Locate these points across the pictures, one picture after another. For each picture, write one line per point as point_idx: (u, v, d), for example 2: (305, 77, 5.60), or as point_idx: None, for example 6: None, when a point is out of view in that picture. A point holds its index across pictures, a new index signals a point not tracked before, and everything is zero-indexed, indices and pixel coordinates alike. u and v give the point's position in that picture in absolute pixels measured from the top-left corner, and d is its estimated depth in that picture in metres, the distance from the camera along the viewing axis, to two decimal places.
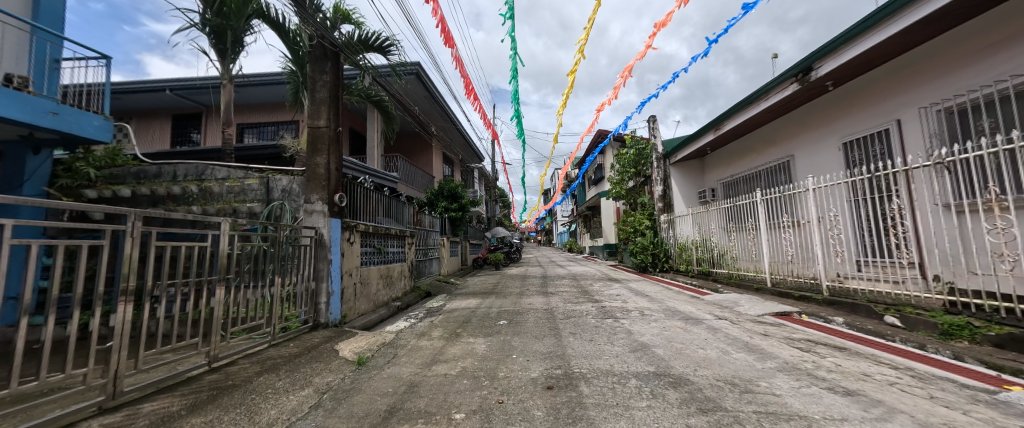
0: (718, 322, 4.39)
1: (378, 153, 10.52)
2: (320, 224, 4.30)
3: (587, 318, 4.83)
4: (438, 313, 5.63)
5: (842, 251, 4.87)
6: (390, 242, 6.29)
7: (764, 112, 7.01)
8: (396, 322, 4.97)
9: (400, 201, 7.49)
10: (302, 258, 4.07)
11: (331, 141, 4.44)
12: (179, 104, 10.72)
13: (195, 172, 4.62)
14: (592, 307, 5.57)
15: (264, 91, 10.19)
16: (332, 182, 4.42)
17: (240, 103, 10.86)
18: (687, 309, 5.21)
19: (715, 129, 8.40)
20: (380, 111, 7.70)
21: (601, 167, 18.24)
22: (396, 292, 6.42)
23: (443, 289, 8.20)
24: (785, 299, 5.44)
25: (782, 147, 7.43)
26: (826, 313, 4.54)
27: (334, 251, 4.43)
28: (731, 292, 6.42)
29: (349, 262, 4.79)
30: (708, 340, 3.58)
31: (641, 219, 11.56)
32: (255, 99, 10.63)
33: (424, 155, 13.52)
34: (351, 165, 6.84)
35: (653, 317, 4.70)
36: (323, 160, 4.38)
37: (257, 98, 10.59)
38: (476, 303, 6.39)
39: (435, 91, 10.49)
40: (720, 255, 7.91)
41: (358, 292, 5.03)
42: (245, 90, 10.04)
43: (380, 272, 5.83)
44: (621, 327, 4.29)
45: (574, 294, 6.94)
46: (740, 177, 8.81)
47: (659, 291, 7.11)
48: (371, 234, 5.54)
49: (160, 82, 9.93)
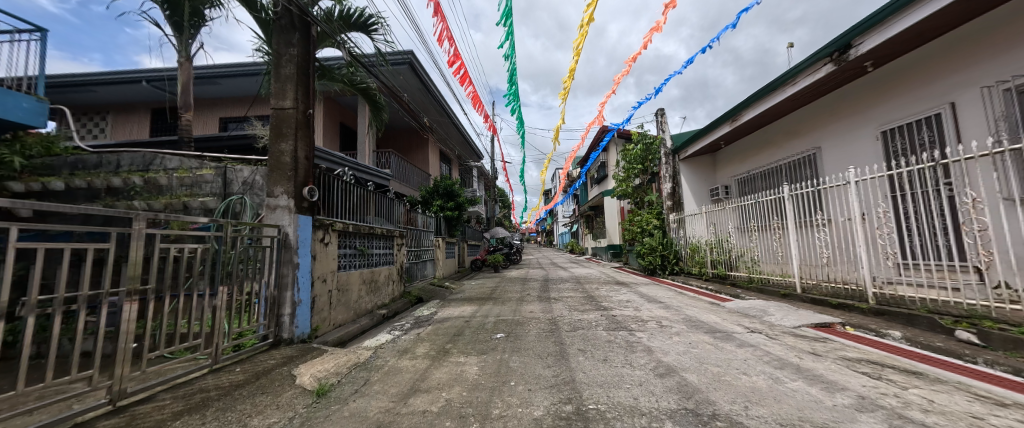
0: (752, 337, 3.73)
1: (368, 148, 9.89)
2: (285, 222, 3.65)
3: (597, 331, 4.18)
4: (427, 323, 4.96)
5: (892, 253, 4.21)
6: (374, 243, 5.63)
7: (790, 99, 6.33)
8: (378, 336, 4.31)
9: (389, 198, 6.85)
10: (263, 262, 3.42)
11: (299, 124, 3.80)
12: (157, 97, 10.10)
13: (141, 163, 3.97)
14: (601, 316, 4.92)
15: (246, 82, 9.54)
16: (300, 172, 3.78)
17: (223, 96, 10.25)
18: (712, 319, 4.55)
19: (732, 120, 7.75)
20: (367, 100, 7.07)
21: (603, 166, 17.63)
22: (382, 298, 5.76)
23: (437, 294, 7.54)
24: (821, 308, 4.77)
25: (809, 138, 6.77)
26: (877, 326, 3.89)
27: (303, 252, 3.78)
28: (755, 299, 5.75)
29: (322, 266, 4.12)
30: (749, 362, 2.93)
31: (648, 218, 10.89)
32: (238, 92, 10.03)
33: (419, 151, 12.90)
34: (331, 157, 6.18)
35: (674, 329, 4.06)
36: (290, 147, 3.73)
37: (240, 90, 10.00)
38: (472, 311, 5.74)
39: (429, 83, 9.90)
40: (739, 258, 7.24)
41: (334, 300, 4.38)
42: (227, 82, 9.44)
43: (363, 277, 5.19)
44: (639, 343, 3.64)
45: (579, 300, 6.29)
46: (757, 172, 8.15)
47: (673, 297, 6.46)
48: (351, 234, 4.87)
49: (136, 73, 9.33)
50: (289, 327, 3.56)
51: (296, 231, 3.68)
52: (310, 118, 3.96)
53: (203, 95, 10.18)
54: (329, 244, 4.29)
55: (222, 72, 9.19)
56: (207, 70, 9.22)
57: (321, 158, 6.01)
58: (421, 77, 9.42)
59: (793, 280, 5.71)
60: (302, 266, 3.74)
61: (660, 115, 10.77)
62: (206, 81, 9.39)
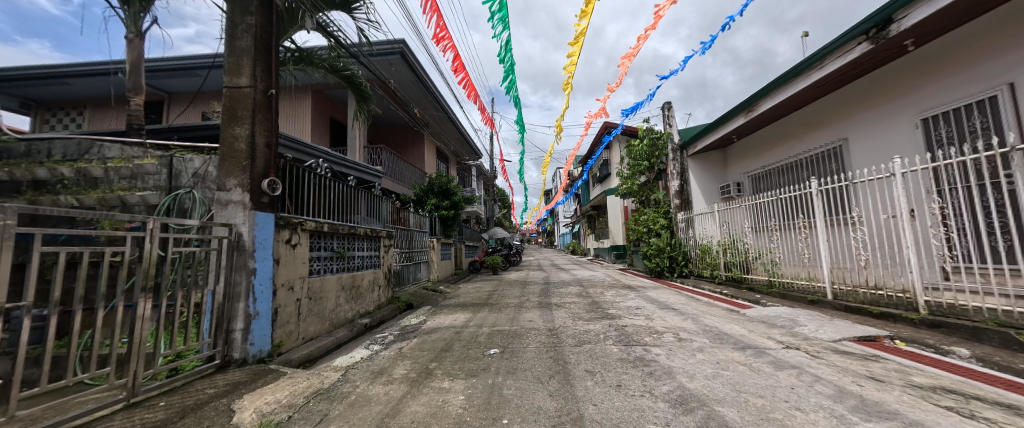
0: (791, 355, 3.16)
1: (358, 144, 9.34)
2: (239, 220, 3.08)
3: (606, 347, 3.61)
4: (414, 334, 4.39)
5: (950, 255, 3.61)
6: (356, 244, 5.08)
7: (816, 85, 5.75)
8: (354, 351, 3.75)
9: (375, 195, 6.31)
10: (210, 266, 2.85)
11: (257, 105, 3.24)
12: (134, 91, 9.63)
13: (76, 151, 3.48)
14: (609, 326, 4.37)
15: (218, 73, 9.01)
16: (258, 162, 3.23)
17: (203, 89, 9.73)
18: (735, 331, 3.98)
19: (747, 110, 7.17)
20: (352, 88, 6.59)
21: (605, 163, 17.09)
22: (364, 306, 5.19)
23: (429, 300, 6.98)
24: (860, 318, 4.19)
25: (834, 128, 6.20)
26: (936, 341, 3.32)
27: (262, 256, 3.21)
28: (780, 306, 5.17)
29: (286, 270, 3.54)
30: (799, 392, 2.37)
31: (654, 217, 10.32)
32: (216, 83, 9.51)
33: (415, 149, 12.41)
34: (300, 147, 5.59)
35: (695, 345, 3.49)
36: (245, 132, 3.17)
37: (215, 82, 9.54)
38: (465, 320, 5.15)
39: (423, 75, 9.39)
40: (756, 260, 6.67)
41: (304, 310, 3.81)
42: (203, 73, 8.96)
43: (341, 283, 4.61)
44: (656, 362, 3.08)
45: (583, 306, 5.73)
46: (775, 168, 7.58)
47: (686, 303, 5.90)
48: (325, 234, 4.30)
49: (103, 64, 8.82)
50: (241, 346, 2.98)
51: (252, 230, 3.11)
52: (271, 99, 3.41)
53: (183, 89, 9.70)
54: (297, 246, 3.72)
55: (190, 65, 8.74)
56: (184, 61, 8.76)
57: (290, 149, 5.38)
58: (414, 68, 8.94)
59: (822, 285, 5.13)
60: (260, 272, 3.17)
61: (666, 109, 10.20)
62: (185, 72, 8.93)
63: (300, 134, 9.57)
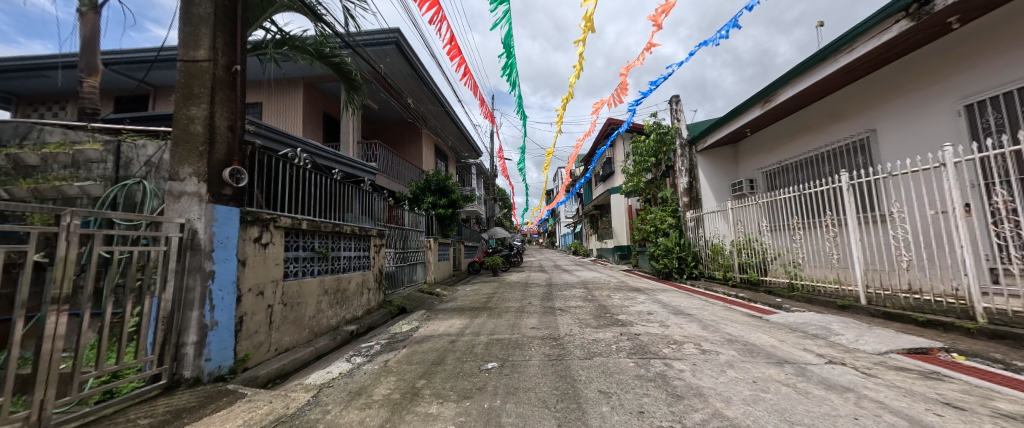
0: (837, 372, 2.71)
1: (352, 139, 8.92)
2: (194, 214, 2.64)
3: (621, 361, 3.15)
4: (403, 344, 3.94)
5: (1015, 255, 3.15)
6: (340, 243, 4.63)
7: (843, 71, 5.32)
8: (333, 365, 3.30)
9: (365, 191, 5.87)
10: (156, 268, 2.41)
11: (217, 82, 2.81)
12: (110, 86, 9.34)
13: (12, 136, 3.04)
14: (620, 335, 3.92)
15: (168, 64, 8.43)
16: (218, 148, 2.79)
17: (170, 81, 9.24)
18: (763, 342, 3.53)
19: (764, 101, 6.73)
20: (342, 77, 6.17)
21: (609, 161, 16.67)
22: (351, 311, 4.74)
23: (423, 303, 6.52)
24: (902, 326, 3.74)
25: (860, 119, 5.77)
26: (1004, 356, 2.86)
27: (222, 257, 2.76)
28: (806, 312, 4.70)
29: (253, 273, 3.09)
30: (867, 424, 1.92)
31: (662, 216, 9.85)
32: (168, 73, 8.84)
33: (412, 146, 12.01)
34: (276, 134, 5.13)
35: (723, 358, 3.03)
36: (202, 112, 2.72)
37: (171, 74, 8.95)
38: (461, 326, 4.70)
39: (419, 66, 9.03)
40: (774, 261, 6.20)
41: (277, 318, 3.35)
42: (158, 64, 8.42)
43: (323, 287, 4.16)
44: (682, 381, 2.63)
45: (589, 311, 5.28)
46: (792, 163, 7.13)
47: (702, 307, 5.45)
48: (304, 231, 3.86)
49: (53, 58, 8.39)
50: (193, 362, 2.53)
51: (210, 226, 2.67)
52: (235, 76, 2.98)
53: (161, 81, 9.23)
54: (268, 245, 3.29)
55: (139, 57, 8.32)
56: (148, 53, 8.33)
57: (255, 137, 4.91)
58: (410, 58, 8.56)
59: (854, 290, 4.65)
60: (219, 275, 2.73)
61: (674, 103, 9.75)
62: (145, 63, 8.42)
63: (291, 129, 9.16)
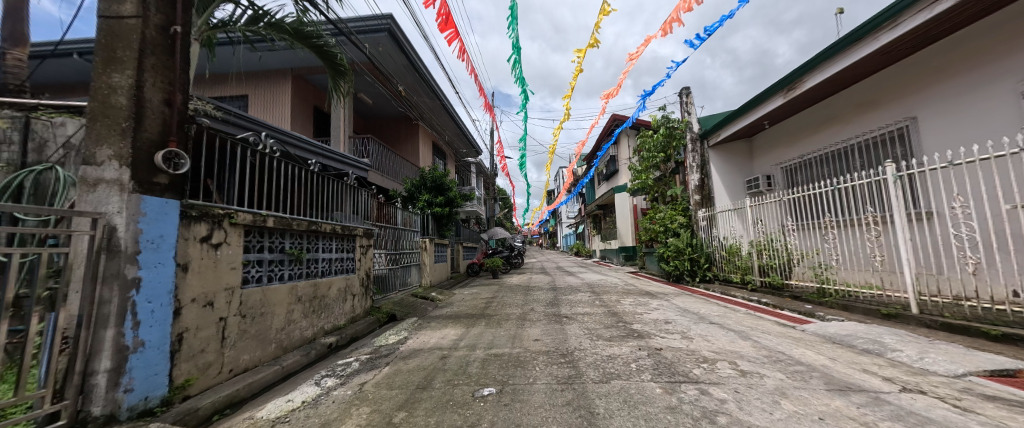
0: (921, 405, 2.16)
1: (343, 134, 8.40)
2: (114, 207, 2.09)
3: (645, 386, 2.60)
4: (386, 361, 3.38)
5: None
6: (317, 244, 4.06)
7: (882, 51, 4.83)
8: (297, 390, 2.74)
9: (350, 187, 5.28)
10: (53, 276, 1.86)
11: (148, 45, 2.27)
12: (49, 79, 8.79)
13: None
14: (639, 349, 3.38)
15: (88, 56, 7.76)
16: (147, 125, 2.25)
17: None
18: (812, 360, 2.97)
19: (788, 89, 6.19)
20: (326, 61, 5.64)
21: (613, 159, 16.14)
22: (331, 320, 4.19)
23: (416, 309, 5.97)
24: (970, 341, 3.19)
25: (898, 107, 5.25)
26: None
27: (152, 261, 2.22)
28: (846, 321, 4.15)
29: (199, 279, 2.54)
30: None
31: (671, 215, 9.28)
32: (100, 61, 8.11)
33: (408, 142, 11.52)
34: (238, 114, 4.60)
35: (771, 384, 2.48)
36: (127, 80, 2.19)
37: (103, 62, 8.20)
38: (454, 338, 4.15)
39: (414, 57, 8.54)
40: (800, 263, 5.65)
41: (232, 333, 2.80)
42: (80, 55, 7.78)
43: (296, 294, 3.62)
44: (727, 417, 2.08)
45: (599, 319, 4.74)
46: (816, 157, 6.58)
47: (725, 315, 4.90)
48: (270, 230, 3.33)
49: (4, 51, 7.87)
50: (106, 396, 1.97)
51: (133, 222, 2.13)
52: (175, 40, 2.45)
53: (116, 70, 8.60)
54: (220, 246, 2.75)
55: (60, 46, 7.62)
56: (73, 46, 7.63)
57: (217, 124, 4.36)
58: (404, 47, 8.05)
59: (902, 297, 4.08)
60: (147, 283, 2.18)
61: (684, 95, 9.20)
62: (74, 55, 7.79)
63: (278, 124, 8.66)
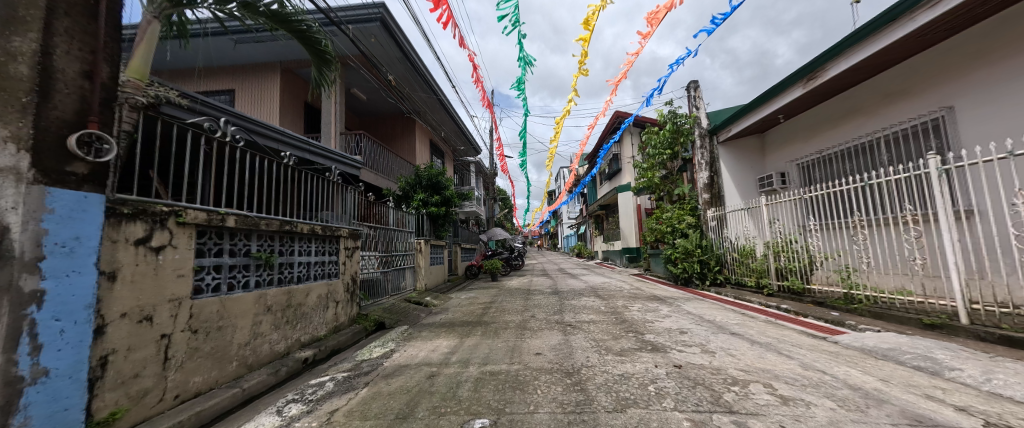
0: None
1: (334, 130, 7.97)
2: (8, 201, 1.65)
3: (669, 417, 2.14)
4: (365, 382, 2.93)
5: None
6: (291, 246, 3.62)
7: (918, 33, 4.39)
8: (251, 422, 2.29)
9: (335, 184, 4.85)
10: None
11: (60, 3, 1.86)
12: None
13: None
14: (656, 367, 2.95)
15: None
16: (58, 102, 1.83)
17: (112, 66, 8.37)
18: (863, 383, 2.53)
19: (809, 79, 5.75)
20: (310, 49, 5.19)
21: (616, 158, 15.71)
22: (308, 332, 3.76)
23: (408, 316, 5.54)
24: None
25: (933, 95, 4.80)
26: None
27: (63, 268, 1.79)
28: (884, 331, 3.71)
29: (130, 290, 2.10)
30: None
31: (679, 215, 8.83)
32: None
33: (404, 140, 11.12)
34: (208, 103, 4.16)
35: (822, 417, 2.05)
36: (30, 45, 1.76)
37: None
38: (446, 351, 3.71)
39: (408, 49, 8.14)
40: (824, 266, 5.21)
41: (177, 353, 2.36)
42: None
43: (265, 304, 3.18)
44: None
45: (607, 329, 4.30)
46: (838, 153, 6.14)
47: (744, 324, 4.47)
48: (231, 231, 2.90)
49: None
50: None
51: (33, 221, 1.71)
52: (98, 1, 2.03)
53: None
54: (163, 249, 2.32)
55: None
56: None
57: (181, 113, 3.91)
58: (397, 38, 7.64)
59: (949, 305, 3.64)
60: (53, 298, 1.75)
61: (692, 89, 8.72)
62: None
63: (266, 119, 8.21)
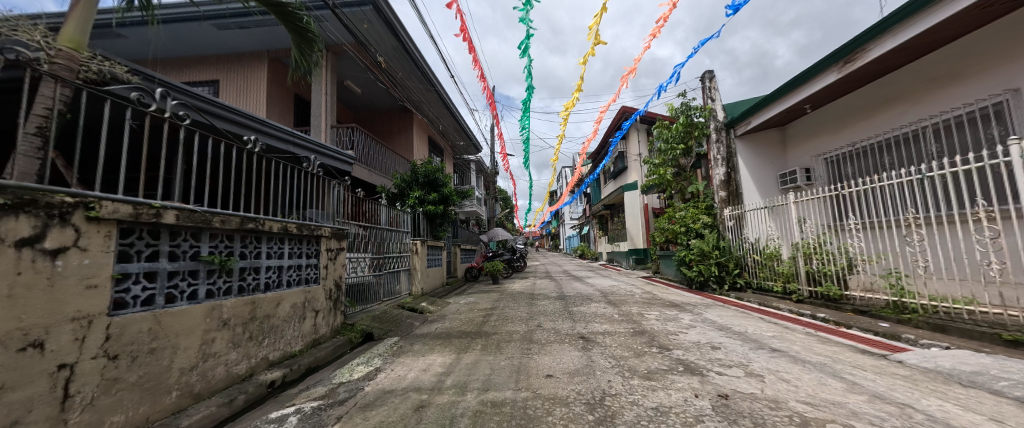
0: None
1: (324, 122, 7.43)
2: None
3: None
4: (337, 416, 2.36)
5: None
6: (256, 248, 3.09)
7: (982, 5, 3.79)
8: None
9: (317, 178, 4.29)
10: None
11: None
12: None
13: None
14: (697, 396, 2.38)
15: None
16: None
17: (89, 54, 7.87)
18: (974, 425, 1.95)
19: (846, 61, 5.18)
20: (292, 26, 4.61)
21: (622, 156, 15.19)
22: (278, 348, 3.20)
23: (401, 325, 5.00)
24: None
25: (996, 76, 4.18)
26: None
27: None
28: (956, 349, 3.15)
29: (7, 308, 1.54)
30: None
31: (693, 213, 8.28)
32: None
33: (402, 136, 10.59)
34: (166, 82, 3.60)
35: None
36: None
37: None
38: (439, 372, 3.15)
39: (404, 36, 7.62)
40: (866, 270, 4.64)
41: (86, 387, 1.80)
42: None
43: (219, 318, 2.62)
44: None
45: (626, 343, 3.73)
46: (875, 145, 5.57)
47: (783, 337, 3.90)
48: (172, 229, 2.37)
49: None
50: None
51: None
52: None
53: None
54: (65, 253, 1.77)
55: None
56: None
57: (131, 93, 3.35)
58: (392, 24, 7.11)
59: None
60: None
61: (707, 80, 8.15)
62: None
63: (252, 111, 7.67)
